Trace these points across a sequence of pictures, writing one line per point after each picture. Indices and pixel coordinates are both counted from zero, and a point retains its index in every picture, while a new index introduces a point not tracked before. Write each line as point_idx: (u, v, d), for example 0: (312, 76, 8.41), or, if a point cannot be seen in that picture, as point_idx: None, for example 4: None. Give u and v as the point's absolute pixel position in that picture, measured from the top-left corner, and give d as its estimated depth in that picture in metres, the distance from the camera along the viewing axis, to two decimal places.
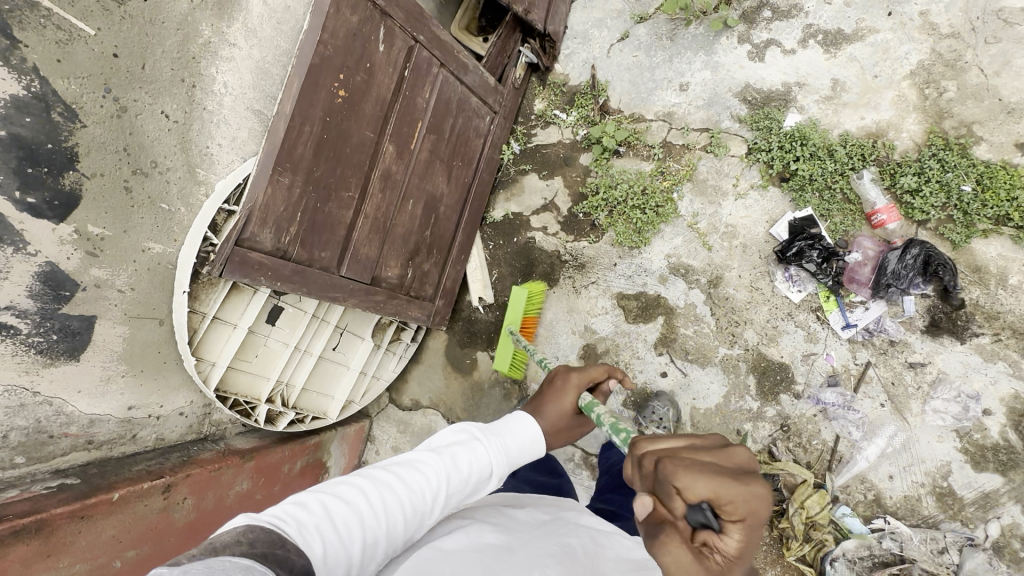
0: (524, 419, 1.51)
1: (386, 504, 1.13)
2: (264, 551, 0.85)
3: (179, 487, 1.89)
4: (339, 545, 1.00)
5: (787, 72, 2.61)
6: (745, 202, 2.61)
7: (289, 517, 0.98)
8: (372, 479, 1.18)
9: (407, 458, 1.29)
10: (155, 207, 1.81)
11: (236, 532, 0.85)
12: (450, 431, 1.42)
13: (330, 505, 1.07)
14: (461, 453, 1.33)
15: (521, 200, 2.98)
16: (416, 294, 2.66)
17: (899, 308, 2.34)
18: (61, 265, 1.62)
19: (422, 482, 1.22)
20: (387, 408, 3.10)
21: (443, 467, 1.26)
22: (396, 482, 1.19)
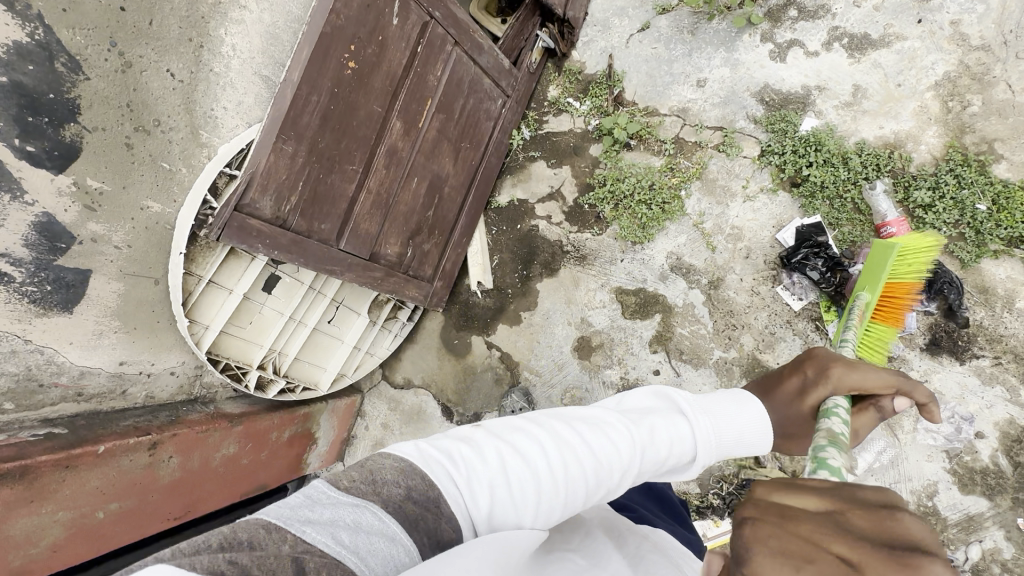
0: (752, 401, 1.09)
1: (565, 470, 0.94)
2: (417, 514, 0.81)
3: (166, 444, 1.91)
4: (510, 509, 0.89)
5: (809, 75, 2.55)
6: (753, 205, 2.57)
7: (454, 460, 0.91)
8: (552, 431, 0.99)
9: (589, 413, 1.07)
10: (156, 165, 1.81)
11: (398, 467, 0.86)
12: (649, 393, 1.14)
13: (501, 454, 0.93)
14: (660, 428, 1.03)
15: (528, 187, 2.95)
16: (415, 273, 2.65)
17: (900, 324, 2.29)
18: (58, 216, 1.64)
19: (613, 458, 0.97)
20: (381, 384, 3.12)
21: (635, 442, 0.99)
22: (581, 447, 0.97)
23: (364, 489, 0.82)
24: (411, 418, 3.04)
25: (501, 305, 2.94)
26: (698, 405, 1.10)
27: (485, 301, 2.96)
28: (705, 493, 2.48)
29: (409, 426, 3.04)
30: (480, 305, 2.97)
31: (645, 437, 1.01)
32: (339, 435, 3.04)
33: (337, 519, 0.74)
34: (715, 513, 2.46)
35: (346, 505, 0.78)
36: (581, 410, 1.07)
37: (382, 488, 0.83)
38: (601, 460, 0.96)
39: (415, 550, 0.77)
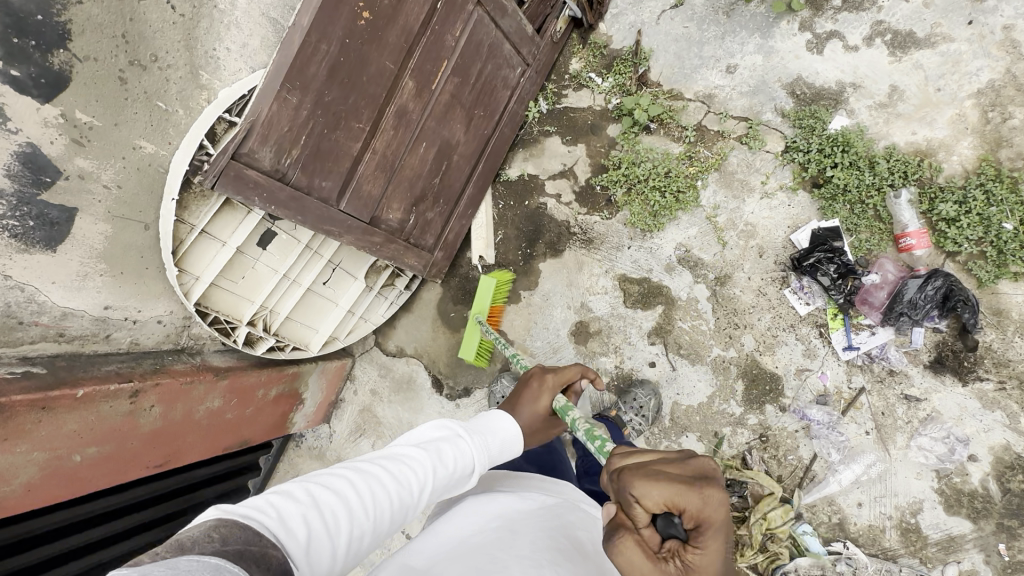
0: (503, 416, 1.42)
1: (376, 497, 1.04)
2: (238, 548, 0.78)
3: (148, 393, 1.87)
4: (325, 539, 0.92)
5: (844, 70, 2.42)
6: (770, 202, 2.48)
7: (267, 508, 0.89)
8: (359, 472, 1.08)
9: (390, 451, 1.18)
10: (151, 104, 1.73)
11: (206, 527, 0.78)
12: (429, 426, 1.28)
13: (314, 495, 0.97)
14: (447, 450, 1.21)
15: (540, 163, 2.85)
16: (415, 241, 2.58)
17: (907, 339, 2.24)
18: (43, 148, 1.57)
19: (412, 480, 1.11)
20: (372, 350, 3.08)
21: (432, 465, 1.15)
22: (385, 475, 1.09)
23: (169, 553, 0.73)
24: (400, 387, 3.01)
25: None
26: (472, 427, 1.32)
27: None
28: None
29: (397, 394, 3.02)
30: (480, 280, 2.90)
31: (437, 458, 1.17)
32: (326, 396, 3.03)
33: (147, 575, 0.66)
34: None
35: (166, 561, 0.72)
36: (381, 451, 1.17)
37: (190, 544, 0.75)
38: (402, 482, 1.09)
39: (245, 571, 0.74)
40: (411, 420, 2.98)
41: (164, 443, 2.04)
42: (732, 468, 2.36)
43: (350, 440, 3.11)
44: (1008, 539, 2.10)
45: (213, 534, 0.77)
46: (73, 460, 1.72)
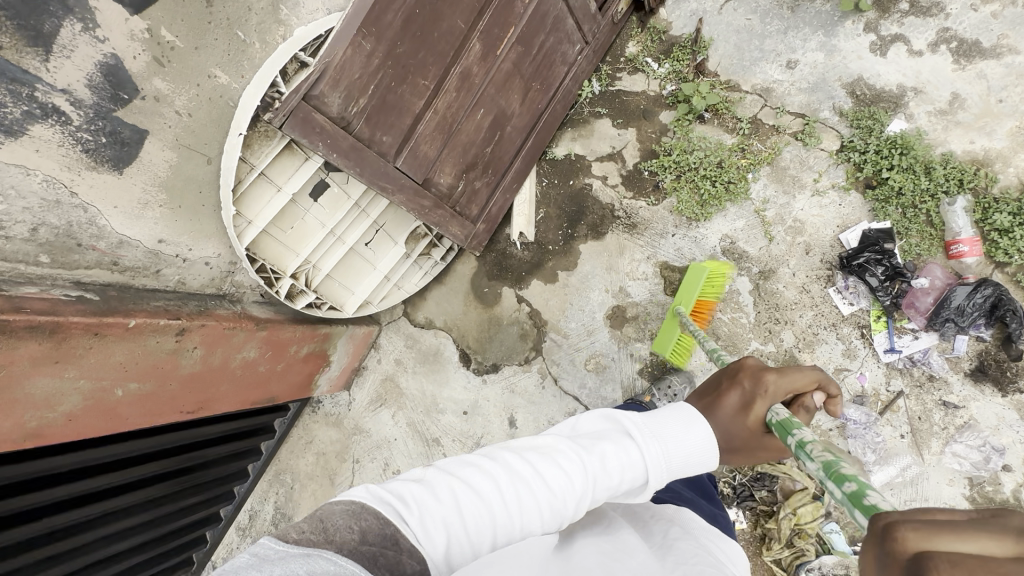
0: (697, 422, 1.08)
1: (521, 498, 0.96)
2: (375, 550, 0.80)
3: (193, 333, 1.82)
4: (464, 542, 0.91)
5: (907, 75, 2.42)
6: (821, 200, 2.47)
7: (408, 504, 0.91)
8: (506, 466, 1.01)
9: (541, 443, 1.08)
10: (232, 33, 1.59)
11: (347, 515, 0.83)
12: (598, 420, 1.13)
13: (456, 494, 0.95)
14: (612, 454, 1.03)
15: (588, 144, 2.82)
16: (461, 210, 2.53)
17: (949, 346, 2.24)
18: (125, 63, 1.43)
19: (565, 485, 0.98)
20: (400, 320, 3.04)
21: (591, 469, 0.99)
22: (534, 478, 0.99)
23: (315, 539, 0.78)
24: (426, 359, 2.97)
25: (538, 261, 2.84)
26: (647, 424, 1.08)
27: (522, 253, 2.87)
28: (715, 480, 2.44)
29: (423, 366, 2.98)
30: (517, 257, 2.87)
31: (597, 462, 1.00)
32: (350, 363, 2.98)
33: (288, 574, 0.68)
34: (722, 501, 2.43)
35: (297, 554, 0.73)
36: (541, 440, 1.08)
37: (334, 535, 0.79)
38: (553, 492, 0.97)
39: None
40: (435, 393, 2.94)
41: (199, 388, 1.99)
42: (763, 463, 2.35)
43: (370, 409, 3.07)
44: None
45: (354, 526, 0.81)
46: (114, 393, 1.66)
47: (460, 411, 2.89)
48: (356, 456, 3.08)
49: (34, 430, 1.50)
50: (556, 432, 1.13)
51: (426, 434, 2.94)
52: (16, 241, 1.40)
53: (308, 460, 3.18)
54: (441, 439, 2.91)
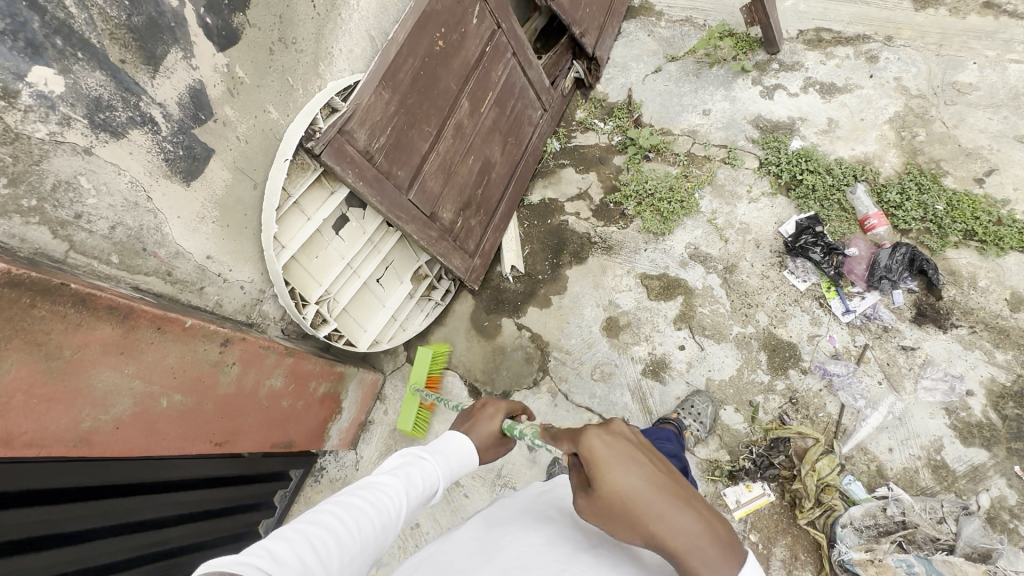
0: (456, 436, 1.41)
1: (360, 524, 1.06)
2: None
3: (234, 347, 1.86)
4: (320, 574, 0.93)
5: (792, 109, 3.16)
6: (757, 205, 3.01)
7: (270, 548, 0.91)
8: (338, 504, 1.08)
9: (361, 481, 1.17)
10: (285, 78, 1.89)
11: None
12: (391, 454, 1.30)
13: (305, 533, 0.98)
14: (416, 472, 1.23)
15: (559, 188, 3.30)
16: (460, 244, 2.81)
17: (890, 299, 2.67)
18: (207, 89, 1.66)
19: (388, 503, 1.13)
20: (403, 367, 3.09)
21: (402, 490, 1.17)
22: (369, 504, 1.10)
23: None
24: (435, 400, 3.00)
25: (531, 290, 3.11)
26: (434, 450, 1.34)
27: (515, 286, 3.13)
28: (736, 458, 2.55)
29: (432, 408, 2.98)
30: (510, 290, 3.13)
31: (410, 479, 1.20)
32: (358, 415, 2.94)
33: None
34: (746, 477, 2.52)
35: None
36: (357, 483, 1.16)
37: None
38: (381, 508, 1.11)
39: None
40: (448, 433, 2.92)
41: (230, 414, 1.95)
42: (773, 429, 2.54)
43: (380, 464, 2.95)
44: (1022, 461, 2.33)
45: None
46: (158, 403, 1.64)
47: None
48: None
49: (84, 433, 1.45)
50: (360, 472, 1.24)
51: None
52: (96, 237, 1.50)
53: None
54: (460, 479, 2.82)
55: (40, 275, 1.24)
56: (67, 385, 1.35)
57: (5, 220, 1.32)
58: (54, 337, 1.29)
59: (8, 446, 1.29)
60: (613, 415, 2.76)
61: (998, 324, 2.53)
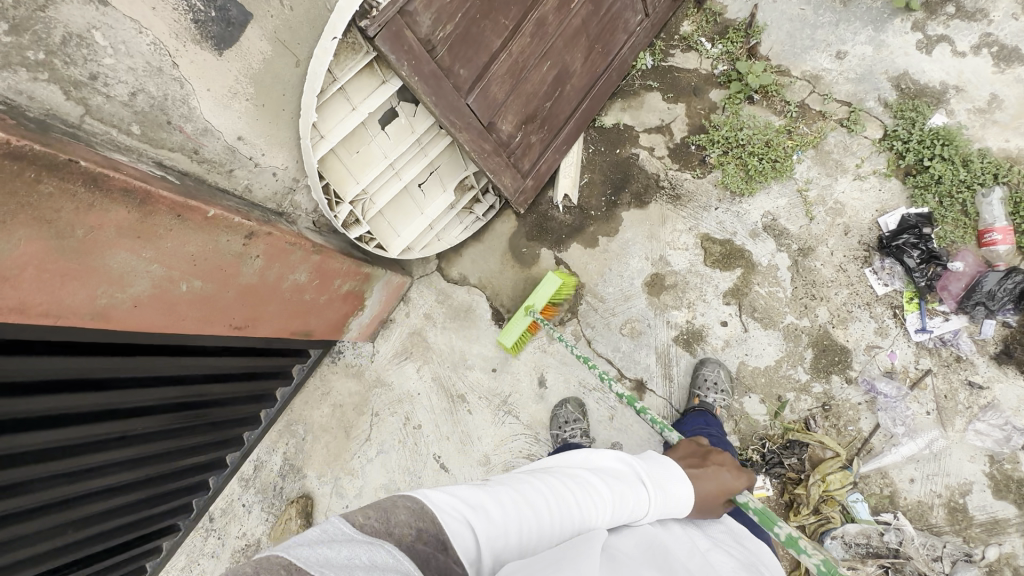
0: (671, 467, 1.46)
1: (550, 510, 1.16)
2: (429, 550, 0.93)
3: (259, 241, 1.77)
4: (513, 545, 1.08)
5: (949, 73, 2.54)
6: (862, 185, 2.57)
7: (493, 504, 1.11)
8: (542, 482, 1.24)
9: (571, 473, 1.31)
10: None
11: (410, 513, 0.98)
12: (611, 458, 1.43)
13: (518, 501, 1.15)
14: (630, 491, 1.31)
15: (638, 115, 2.88)
16: (514, 161, 2.53)
17: (977, 328, 2.34)
18: None
19: (595, 507, 1.22)
20: (432, 275, 3.02)
21: (606, 495, 1.26)
22: (571, 495, 1.21)
23: (375, 528, 0.91)
24: (457, 315, 2.95)
25: (580, 225, 2.87)
26: (655, 477, 1.41)
27: (564, 216, 2.89)
28: (745, 447, 2.48)
29: (453, 322, 2.95)
30: (558, 220, 2.89)
31: (620, 494, 1.28)
32: (380, 312, 2.93)
33: (353, 558, 0.80)
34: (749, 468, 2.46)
35: (361, 540, 0.85)
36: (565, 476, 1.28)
37: (394, 529, 0.93)
38: (585, 504, 1.21)
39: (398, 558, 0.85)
40: (463, 350, 2.92)
41: (251, 302, 1.93)
42: (794, 430, 2.43)
43: (393, 362, 3.02)
44: None
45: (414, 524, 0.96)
46: (177, 287, 1.60)
47: (488, 368, 2.87)
48: (375, 409, 3.02)
49: (101, 308, 1.43)
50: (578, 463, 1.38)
51: (451, 391, 2.90)
52: (114, 103, 1.34)
53: (322, 412, 3.09)
54: (467, 395, 2.87)
55: (44, 148, 1.12)
56: (80, 265, 1.30)
57: (9, 73, 1.16)
58: (64, 216, 1.20)
59: (24, 315, 1.27)
60: (632, 373, 2.67)
61: None
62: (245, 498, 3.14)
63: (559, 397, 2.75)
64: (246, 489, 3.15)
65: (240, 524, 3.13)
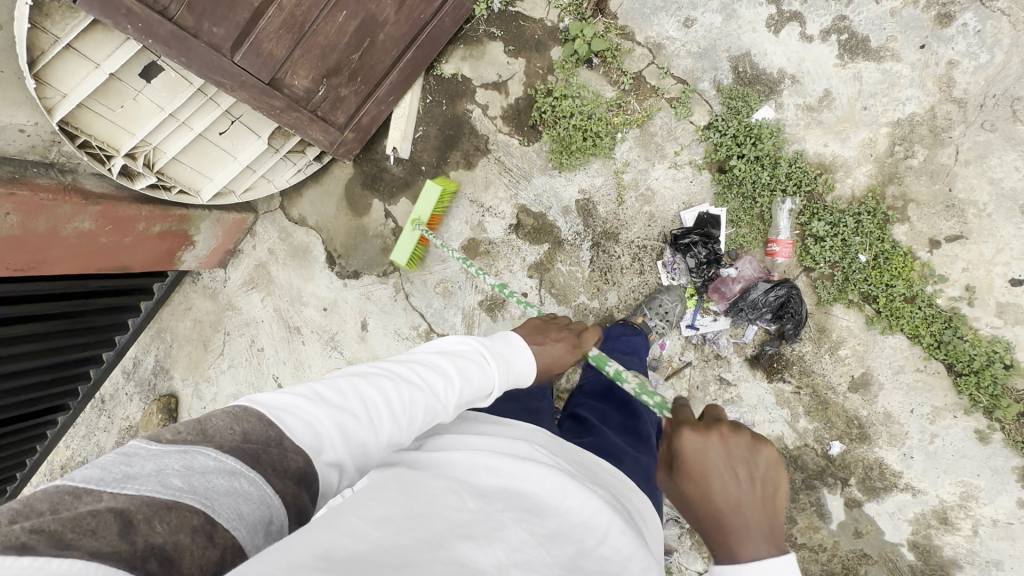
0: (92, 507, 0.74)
1: (444, 389, 1.35)
2: (257, 448, 1.00)
3: (3, 200, 1.93)
4: (231, 482, 0.92)
5: (791, 59, 2.34)
6: (675, 174, 2.51)
7: (325, 399, 1.17)
8: (194, 478, 0.89)
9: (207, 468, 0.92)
10: None
11: (225, 474, 0.92)
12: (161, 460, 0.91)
13: (199, 482, 0.89)
14: (207, 475, 0.90)
15: (477, 67, 2.72)
16: (323, 115, 2.49)
17: (740, 332, 2.48)
18: None
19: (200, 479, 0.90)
20: (275, 212, 3.11)
21: (456, 369, 1.40)
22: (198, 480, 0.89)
23: (190, 439, 0.96)
24: (296, 254, 3.10)
25: (410, 179, 2.87)
26: (157, 462, 0.90)
27: (396, 168, 2.88)
28: None
29: (293, 260, 3.12)
30: (391, 172, 2.89)
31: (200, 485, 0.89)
32: (224, 243, 3.09)
33: (165, 469, 0.89)
34: None
35: (173, 451, 0.92)
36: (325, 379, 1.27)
37: (213, 434, 0.98)
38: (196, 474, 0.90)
39: (259, 481, 0.94)
40: (301, 287, 3.12)
41: (27, 253, 2.13)
42: None
43: (242, 290, 3.25)
44: None
45: (235, 429, 1.01)
46: None
47: (321, 307, 3.09)
48: (227, 329, 3.32)
49: None
50: (169, 472, 0.89)
51: (288, 322, 3.17)
52: None
53: (186, 325, 3.44)
54: (302, 329, 3.14)
55: None
56: None
57: None
58: None
59: None
60: (439, 329, 2.89)
61: (822, 395, 2.42)
62: (127, 388, 3.64)
63: (377, 340, 3.01)
64: (128, 380, 3.62)
65: (124, 409, 3.65)
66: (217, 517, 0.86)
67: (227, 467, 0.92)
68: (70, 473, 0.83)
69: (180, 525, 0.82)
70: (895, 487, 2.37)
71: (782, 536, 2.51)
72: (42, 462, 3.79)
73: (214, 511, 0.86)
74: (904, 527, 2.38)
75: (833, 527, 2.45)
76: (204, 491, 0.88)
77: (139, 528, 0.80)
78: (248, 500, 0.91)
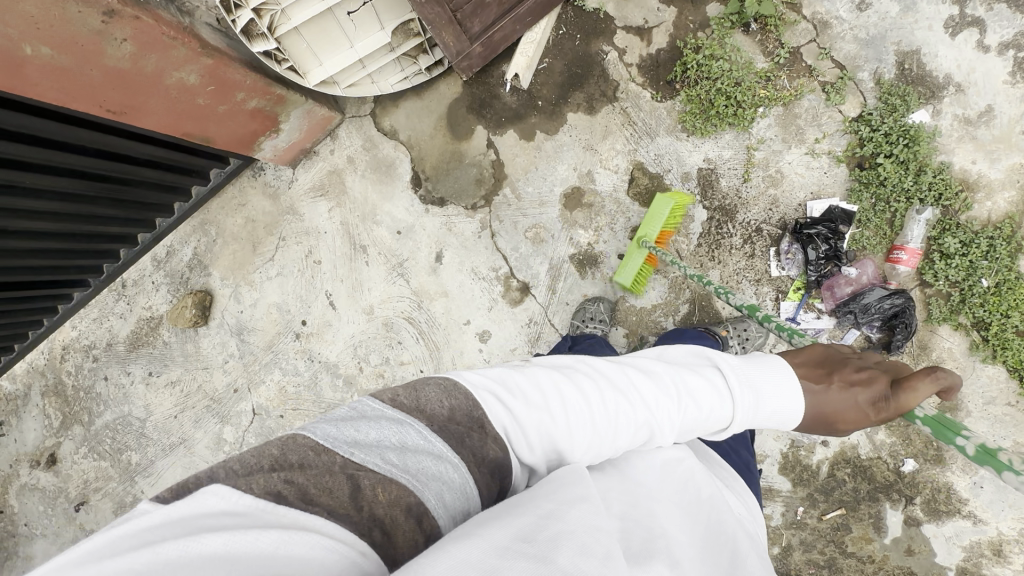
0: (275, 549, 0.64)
1: (662, 404, 1.12)
2: (463, 429, 0.92)
3: (124, 23, 1.70)
4: (435, 463, 0.85)
5: (960, 67, 2.27)
6: (810, 162, 2.42)
7: (514, 392, 1.03)
8: (413, 464, 0.83)
9: (419, 445, 0.86)
10: None
11: (433, 458, 0.85)
12: (377, 426, 0.87)
13: (409, 465, 0.83)
14: (420, 456, 0.85)
15: (623, 7, 2.55)
16: (460, 19, 2.29)
17: (840, 334, 2.43)
18: None
19: (413, 456, 0.84)
20: (364, 119, 2.89)
21: (686, 383, 1.16)
22: (403, 464, 0.83)
23: (406, 406, 0.92)
24: (378, 168, 2.90)
25: (523, 112, 2.69)
26: (383, 433, 0.86)
27: (510, 98, 2.70)
28: None
29: (373, 173, 2.91)
30: (503, 101, 2.71)
31: (406, 468, 0.83)
32: (307, 138, 2.84)
33: (383, 439, 0.85)
34: None
35: (390, 419, 0.88)
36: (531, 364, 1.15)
37: (426, 405, 0.92)
38: (406, 450, 0.85)
39: (461, 466, 0.87)
40: (376, 204, 2.92)
41: (125, 93, 1.89)
42: None
43: (309, 196, 3.02)
44: (808, 506, 2.51)
45: (443, 400, 0.94)
46: (20, 48, 1.59)
47: (394, 229, 2.90)
48: (283, 234, 3.09)
49: None
50: (383, 445, 0.84)
51: (354, 238, 2.96)
52: None
53: (235, 222, 3.18)
54: (368, 248, 2.94)
55: None
56: None
57: None
58: None
59: None
60: (522, 276, 2.74)
61: None
62: (155, 277, 3.33)
63: (449, 274, 2.84)
64: (157, 270, 3.32)
65: (147, 299, 3.35)
66: (425, 499, 0.82)
67: (435, 448, 0.86)
68: (310, 430, 0.85)
69: (395, 500, 0.79)
70: (958, 513, 2.39)
71: (834, 542, 2.50)
72: (44, 338, 3.47)
73: (424, 494, 0.82)
74: (956, 552, 2.41)
75: (887, 541, 2.45)
76: (416, 472, 0.83)
77: (366, 495, 0.78)
78: (451, 489, 0.85)
